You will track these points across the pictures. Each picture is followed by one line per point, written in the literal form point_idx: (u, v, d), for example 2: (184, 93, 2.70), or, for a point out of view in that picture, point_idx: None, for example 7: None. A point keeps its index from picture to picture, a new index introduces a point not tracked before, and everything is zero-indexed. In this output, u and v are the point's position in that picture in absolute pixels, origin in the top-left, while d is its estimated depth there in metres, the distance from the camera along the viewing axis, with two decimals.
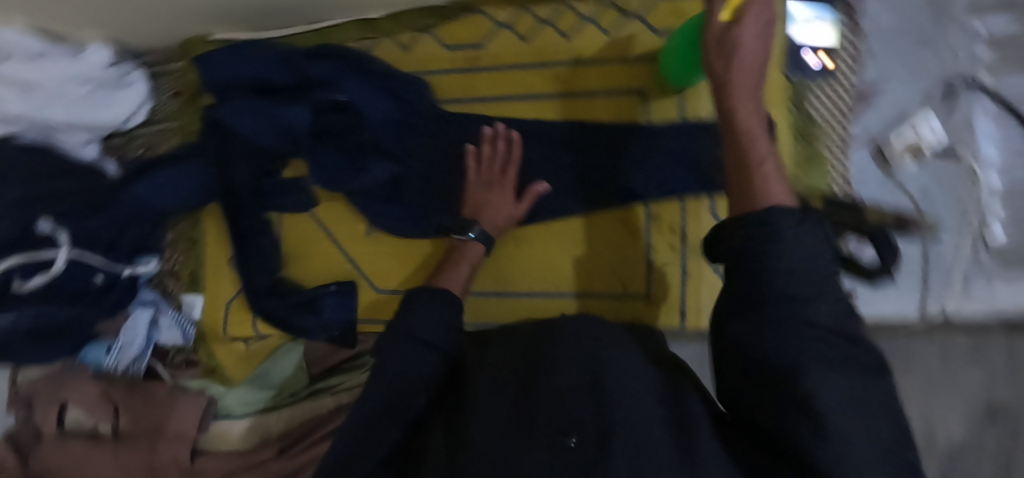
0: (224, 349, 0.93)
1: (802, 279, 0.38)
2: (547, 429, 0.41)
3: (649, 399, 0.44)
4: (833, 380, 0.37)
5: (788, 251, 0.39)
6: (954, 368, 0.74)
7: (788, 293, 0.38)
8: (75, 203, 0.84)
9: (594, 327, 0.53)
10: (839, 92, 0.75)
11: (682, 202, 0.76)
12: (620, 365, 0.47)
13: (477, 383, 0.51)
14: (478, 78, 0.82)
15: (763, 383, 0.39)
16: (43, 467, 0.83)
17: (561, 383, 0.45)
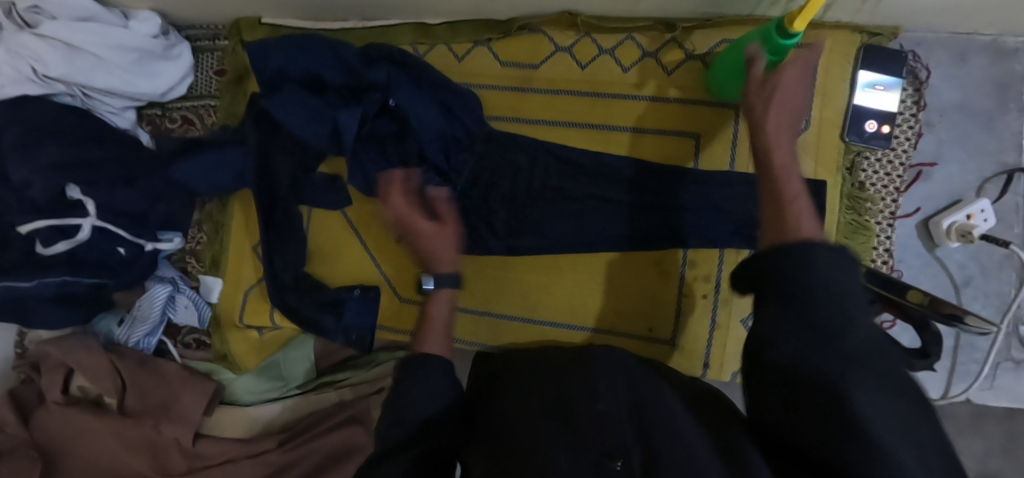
0: (238, 336, 0.89)
1: (831, 302, 0.40)
2: (595, 452, 0.43)
3: (688, 424, 0.46)
4: (877, 400, 0.36)
5: (821, 279, 0.41)
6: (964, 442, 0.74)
7: (823, 312, 0.40)
8: (106, 174, 0.82)
9: (625, 358, 0.54)
10: (895, 162, 0.73)
11: (721, 251, 0.76)
12: (658, 399, 0.49)
13: (514, 394, 0.53)
14: (529, 100, 0.80)
15: (798, 392, 0.39)
16: (45, 431, 0.85)
17: (602, 409, 0.46)
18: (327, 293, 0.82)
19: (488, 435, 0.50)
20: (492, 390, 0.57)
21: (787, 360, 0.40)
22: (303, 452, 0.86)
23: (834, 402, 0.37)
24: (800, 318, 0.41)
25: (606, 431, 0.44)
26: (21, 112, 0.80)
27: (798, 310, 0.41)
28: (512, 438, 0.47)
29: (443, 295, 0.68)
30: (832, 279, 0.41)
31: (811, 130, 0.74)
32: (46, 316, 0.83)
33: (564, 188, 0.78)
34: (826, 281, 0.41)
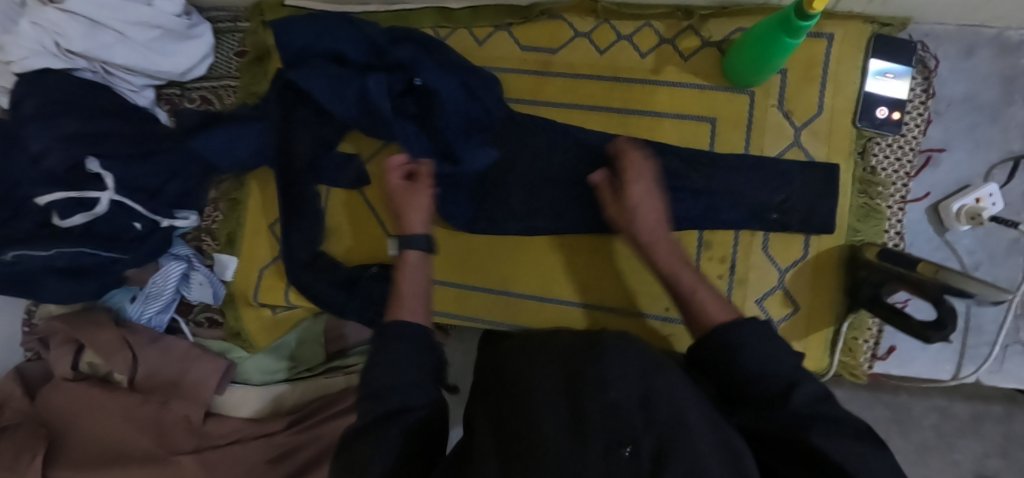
0: (252, 314, 0.89)
1: (772, 365, 0.55)
2: (604, 439, 0.44)
3: (694, 415, 0.48)
4: (830, 437, 0.50)
5: (761, 354, 0.56)
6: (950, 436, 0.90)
7: (763, 380, 0.55)
8: (122, 146, 0.81)
9: (634, 340, 0.54)
10: (906, 148, 0.75)
11: (736, 233, 0.77)
12: (668, 389, 0.49)
13: (523, 370, 0.53)
14: (549, 83, 0.82)
15: (778, 435, 0.52)
16: (50, 408, 0.83)
17: (614, 398, 0.46)
18: (343, 272, 0.83)
19: (494, 418, 0.50)
20: (500, 370, 0.56)
21: (773, 420, 0.53)
22: (309, 436, 0.86)
23: (804, 445, 0.51)
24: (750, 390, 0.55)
25: (617, 420, 0.45)
26: (41, 84, 0.80)
27: (744, 383, 0.56)
28: (521, 420, 0.47)
29: (410, 258, 0.72)
30: (765, 353, 0.56)
31: (823, 117, 0.76)
32: (55, 289, 0.82)
33: (581, 171, 0.79)
34: (767, 350, 0.56)
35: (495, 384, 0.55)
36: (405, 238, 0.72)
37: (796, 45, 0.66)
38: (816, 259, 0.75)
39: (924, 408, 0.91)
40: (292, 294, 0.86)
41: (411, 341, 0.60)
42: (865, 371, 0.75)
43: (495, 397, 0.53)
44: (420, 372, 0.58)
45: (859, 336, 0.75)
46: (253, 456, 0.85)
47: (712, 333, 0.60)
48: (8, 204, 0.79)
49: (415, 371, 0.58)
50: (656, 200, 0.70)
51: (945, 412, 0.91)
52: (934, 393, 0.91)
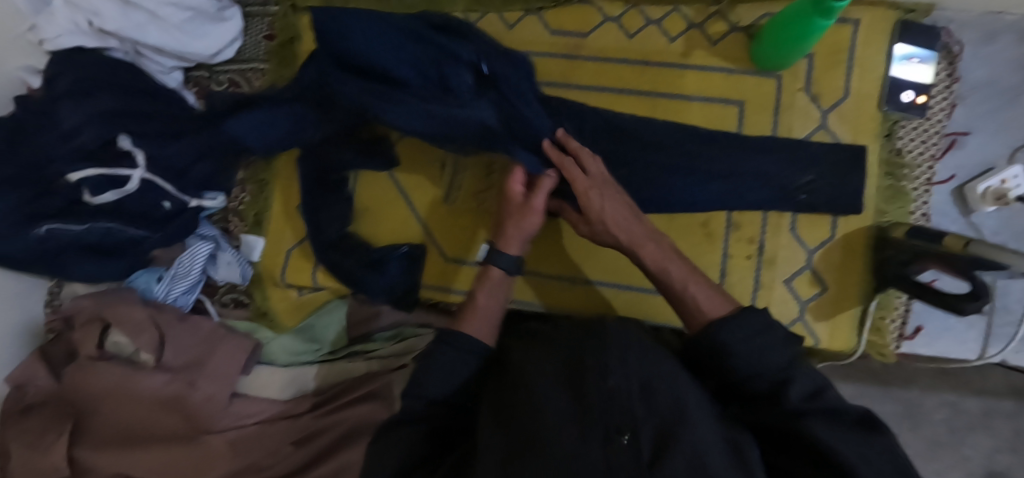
0: (278, 294, 0.91)
1: (770, 359, 0.54)
2: (604, 427, 0.46)
3: (693, 405, 0.50)
4: (831, 431, 0.50)
5: (755, 351, 0.54)
6: (960, 431, 0.91)
7: (759, 376, 0.54)
8: (158, 126, 0.82)
9: (635, 336, 0.56)
10: (930, 131, 0.77)
11: (765, 214, 0.78)
12: (668, 379, 0.51)
13: (527, 366, 0.55)
14: (579, 66, 0.83)
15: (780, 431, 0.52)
16: (73, 384, 0.82)
17: (613, 385, 0.49)
18: (371, 252, 0.83)
19: (500, 410, 0.53)
20: (506, 367, 0.59)
21: (771, 412, 0.53)
22: (330, 421, 0.85)
23: (804, 437, 0.50)
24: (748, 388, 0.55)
25: (615, 408, 0.47)
26: (75, 62, 0.80)
27: (740, 378, 0.55)
28: (523, 411, 0.50)
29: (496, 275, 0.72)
30: (760, 348, 0.54)
31: (850, 101, 0.77)
32: (83, 269, 0.83)
33: (611, 151, 0.79)
34: (767, 346, 0.55)
35: (502, 379, 0.57)
36: (498, 253, 0.73)
37: (825, 28, 0.67)
38: (844, 240, 0.76)
39: (935, 402, 0.92)
40: (320, 273, 0.88)
41: (442, 343, 0.63)
42: (892, 351, 0.76)
43: (497, 393, 0.55)
44: (451, 373, 0.61)
45: (887, 315, 0.76)
46: (278, 437, 0.84)
47: (701, 330, 0.57)
48: (40, 181, 0.78)
49: (448, 375, 0.61)
50: (615, 200, 0.70)
51: (956, 408, 0.92)
52: (947, 388, 0.92)
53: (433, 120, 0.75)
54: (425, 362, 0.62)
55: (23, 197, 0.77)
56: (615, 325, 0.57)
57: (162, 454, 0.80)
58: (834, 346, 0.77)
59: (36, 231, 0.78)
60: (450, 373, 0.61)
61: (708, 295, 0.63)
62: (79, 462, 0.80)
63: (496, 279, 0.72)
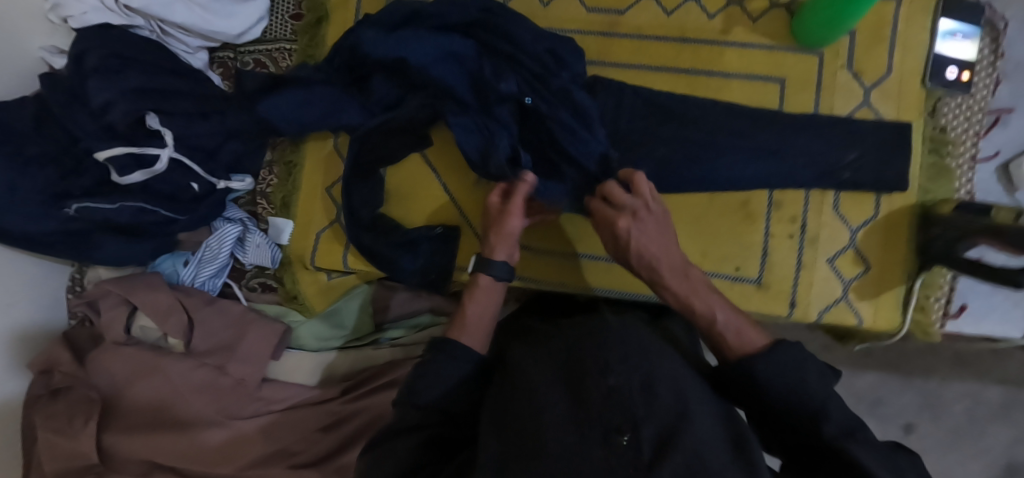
0: (308, 278, 0.88)
1: (794, 380, 0.50)
2: (602, 427, 0.43)
3: (703, 407, 0.47)
4: (867, 451, 0.46)
5: (783, 375, 0.50)
6: (982, 420, 0.97)
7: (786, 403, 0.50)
8: (184, 105, 0.81)
9: (641, 334, 0.54)
10: (974, 108, 0.76)
11: (807, 193, 0.76)
12: (673, 377, 0.48)
13: (526, 368, 0.53)
14: (616, 44, 0.82)
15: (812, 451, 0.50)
16: (99, 368, 0.82)
17: (613, 384, 0.46)
18: (405, 232, 0.81)
19: (497, 412, 0.50)
20: (505, 366, 0.56)
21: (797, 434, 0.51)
22: (357, 407, 0.84)
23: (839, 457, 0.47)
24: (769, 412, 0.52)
25: (616, 405, 0.45)
26: (101, 38, 0.79)
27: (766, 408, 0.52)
28: (521, 411, 0.48)
29: (487, 283, 0.65)
30: (785, 369, 0.51)
31: (892, 78, 0.76)
32: (108, 250, 0.81)
33: (651, 128, 0.78)
34: (789, 365, 0.51)
35: (501, 379, 0.55)
36: (488, 262, 0.65)
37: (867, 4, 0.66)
38: (887, 217, 0.75)
39: (956, 394, 0.98)
40: (351, 258, 0.84)
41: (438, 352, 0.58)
42: (937, 330, 0.76)
43: (496, 394, 0.53)
44: (450, 379, 0.56)
45: (932, 294, 0.75)
46: (307, 422, 0.83)
47: (735, 361, 0.53)
48: (63, 160, 0.78)
49: (446, 380, 0.56)
50: (656, 226, 0.60)
51: (976, 398, 0.97)
52: (968, 378, 0.98)
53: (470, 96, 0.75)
54: (424, 368, 0.58)
55: (50, 177, 0.77)
56: (618, 325, 0.55)
57: (190, 440, 0.79)
58: (878, 325, 0.76)
59: (67, 210, 0.77)
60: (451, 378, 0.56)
61: (734, 315, 0.56)
62: (107, 448, 0.79)
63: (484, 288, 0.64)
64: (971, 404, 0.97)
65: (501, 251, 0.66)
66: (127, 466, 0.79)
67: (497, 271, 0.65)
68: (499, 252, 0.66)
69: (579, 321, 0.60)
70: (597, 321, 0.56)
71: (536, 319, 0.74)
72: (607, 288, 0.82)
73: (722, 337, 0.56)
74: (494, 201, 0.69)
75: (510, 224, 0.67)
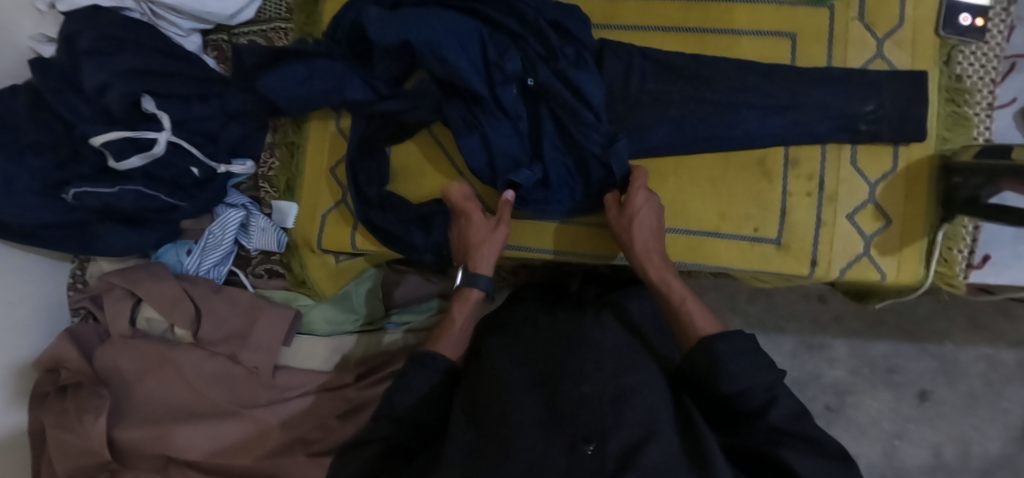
0: (317, 261, 0.85)
1: (744, 367, 0.53)
2: (569, 437, 0.48)
3: (666, 417, 0.52)
4: (801, 453, 0.49)
5: (747, 373, 0.53)
6: (997, 383, 0.96)
7: (733, 402, 0.53)
8: (180, 87, 0.78)
9: (613, 344, 0.60)
10: (989, 54, 0.74)
11: (823, 149, 0.75)
12: (643, 391, 0.53)
13: (504, 373, 0.57)
14: (622, 6, 0.80)
15: (756, 441, 0.52)
16: (106, 363, 0.80)
17: (585, 392, 0.52)
18: (416, 208, 0.78)
19: (472, 415, 0.54)
20: (482, 367, 0.60)
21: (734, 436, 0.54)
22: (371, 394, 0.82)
23: (777, 462, 0.50)
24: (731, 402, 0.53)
25: (585, 417, 0.49)
26: (90, 19, 0.76)
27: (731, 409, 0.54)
28: (496, 415, 0.52)
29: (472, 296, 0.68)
30: (750, 363, 0.53)
31: (906, 27, 0.74)
32: (113, 240, 0.79)
33: (662, 91, 0.76)
34: (736, 356, 0.53)
35: (478, 380, 0.59)
36: (475, 276, 0.69)
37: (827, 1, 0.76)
38: (906, 171, 0.74)
39: (971, 358, 0.97)
40: (359, 237, 0.82)
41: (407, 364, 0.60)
42: (962, 281, 0.74)
43: (471, 398, 0.56)
44: (426, 384, 0.58)
45: (955, 246, 0.74)
46: (325, 409, 0.81)
47: (695, 346, 0.56)
48: (61, 147, 0.76)
49: (418, 390, 0.58)
50: (652, 209, 0.69)
51: (991, 360, 0.96)
52: (980, 341, 0.97)
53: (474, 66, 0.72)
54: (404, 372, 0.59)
55: (48, 165, 0.75)
56: (593, 335, 0.61)
57: (203, 431, 0.77)
58: (902, 280, 0.75)
59: (64, 196, 0.75)
60: (426, 381, 0.58)
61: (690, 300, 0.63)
62: (116, 442, 0.76)
63: (467, 304, 0.67)
64: (985, 367, 0.97)
65: (485, 267, 0.69)
66: (140, 460, 0.77)
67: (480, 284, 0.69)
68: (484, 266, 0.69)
69: (556, 325, 0.64)
70: (574, 331, 0.62)
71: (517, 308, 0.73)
72: (600, 254, 0.80)
73: (680, 318, 0.61)
74: (479, 222, 0.71)
75: (497, 238, 0.69)
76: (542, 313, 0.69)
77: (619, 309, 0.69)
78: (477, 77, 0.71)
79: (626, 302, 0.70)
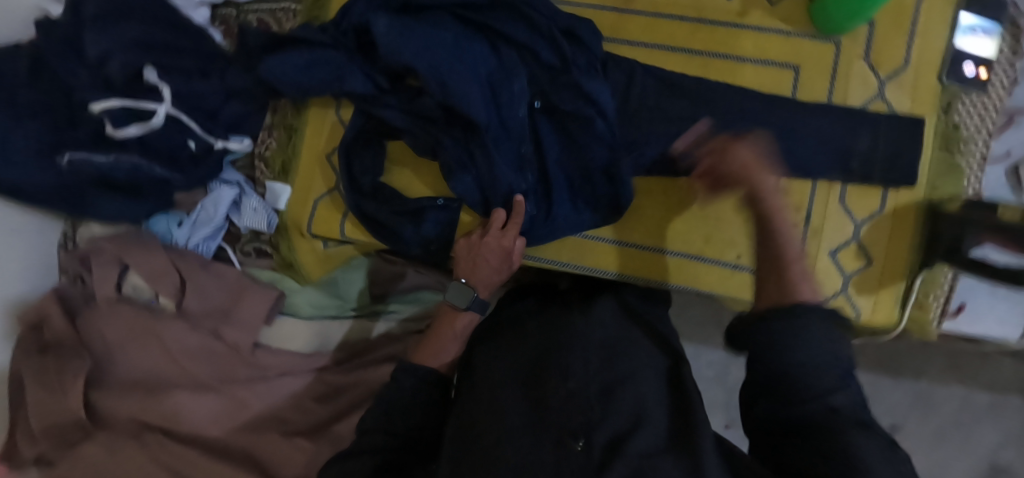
0: (304, 246, 0.84)
1: (816, 347, 0.47)
2: (558, 432, 0.49)
3: (657, 409, 0.54)
4: (856, 437, 0.44)
5: (812, 350, 0.47)
6: (969, 423, 0.98)
7: (793, 375, 0.47)
8: (183, 61, 0.80)
9: (601, 335, 0.62)
10: (988, 106, 0.75)
11: (815, 183, 0.75)
12: (630, 381, 0.55)
13: (493, 379, 0.59)
14: (629, 20, 0.79)
15: (805, 429, 0.46)
16: (90, 325, 0.82)
17: (571, 388, 0.53)
18: (407, 202, 0.78)
19: (464, 417, 0.56)
20: (472, 376, 0.63)
21: (780, 410, 0.48)
22: (352, 379, 0.86)
23: (828, 446, 0.44)
24: (792, 369, 0.47)
25: (572, 413, 0.51)
26: None
27: (786, 383, 0.47)
28: (487, 415, 0.54)
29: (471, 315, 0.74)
30: (823, 329, 0.48)
31: (909, 70, 0.74)
32: (104, 206, 0.80)
33: (660, 108, 0.76)
34: (807, 336, 0.47)
35: (471, 385, 0.61)
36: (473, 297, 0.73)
37: (846, 30, 0.73)
38: (893, 213, 0.75)
39: (946, 396, 0.98)
40: (348, 224, 0.82)
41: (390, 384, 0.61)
42: (935, 328, 0.76)
43: (465, 404, 0.58)
44: (417, 396, 0.61)
45: (932, 292, 0.75)
46: (300, 389, 0.85)
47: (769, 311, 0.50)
48: (60, 110, 0.77)
49: (412, 405, 0.60)
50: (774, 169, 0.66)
51: (966, 400, 0.98)
52: (957, 381, 0.98)
53: (478, 70, 0.72)
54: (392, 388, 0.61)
55: (45, 127, 0.76)
56: (581, 328, 0.62)
57: (185, 402, 0.80)
58: (875, 320, 0.76)
59: (59, 160, 0.77)
60: (416, 388, 0.61)
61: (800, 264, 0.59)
62: (96, 403, 0.80)
63: (466, 326, 0.73)
64: (959, 406, 0.98)
65: (486, 295, 0.75)
66: (117, 423, 0.80)
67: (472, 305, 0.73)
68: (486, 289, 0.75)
69: (546, 321, 0.65)
70: (561, 325, 0.63)
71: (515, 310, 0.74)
72: (585, 265, 0.81)
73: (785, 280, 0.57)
74: (494, 257, 0.73)
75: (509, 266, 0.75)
76: (533, 314, 0.69)
77: (615, 300, 0.71)
78: (477, 79, 0.71)
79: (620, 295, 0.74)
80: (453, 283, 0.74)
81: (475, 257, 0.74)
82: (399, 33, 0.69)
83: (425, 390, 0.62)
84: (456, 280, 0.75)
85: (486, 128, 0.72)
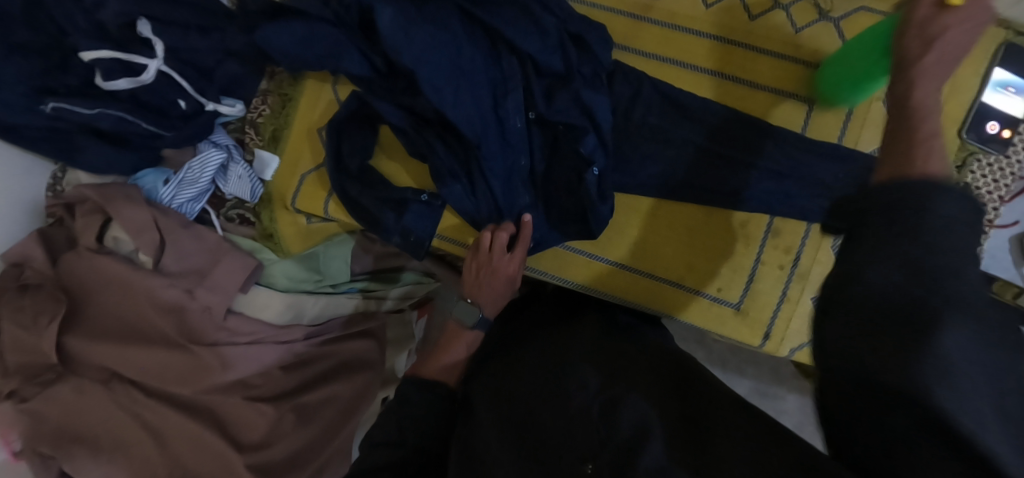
0: (287, 219, 0.85)
1: (949, 213, 0.34)
2: (568, 461, 0.47)
3: (658, 414, 0.50)
4: (965, 336, 0.32)
5: (954, 217, 0.34)
6: None
7: (915, 255, 0.33)
8: (178, 15, 0.77)
9: (601, 358, 0.61)
10: (1005, 167, 0.71)
11: (809, 226, 0.73)
12: (631, 393, 0.53)
13: (493, 405, 0.58)
14: (644, 29, 0.75)
15: (901, 315, 0.33)
16: (71, 270, 0.83)
17: (575, 410, 0.52)
18: (392, 191, 0.77)
19: (464, 451, 0.54)
20: (471, 405, 0.61)
21: (876, 286, 0.34)
22: (327, 351, 0.91)
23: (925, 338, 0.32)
24: (916, 244, 0.33)
25: (574, 441, 0.49)
26: None
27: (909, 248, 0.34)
28: (492, 449, 0.52)
29: (474, 335, 0.74)
30: (968, 219, 0.34)
31: None
32: (91, 154, 0.80)
33: (662, 129, 0.73)
34: (950, 205, 0.34)
35: (471, 413, 0.60)
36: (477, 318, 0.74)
37: (880, 72, 0.62)
38: None
39: None
40: (331, 204, 0.82)
41: (393, 405, 0.62)
42: None
43: (466, 432, 0.57)
44: (424, 414, 0.61)
45: None
46: (269, 358, 0.87)
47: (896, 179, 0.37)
48: (52, 54, 0.76)
49: (422, 423, 0.60)
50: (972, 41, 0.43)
51: None
52: None
53: (480, 66, 0.71)
54: (396, 403, 0.63)
55: (35, 68, 0.75)
56: (576, 356, 0.61)
57: (154, 356, 0.82)
58: None
59: (44, 108, 0.76)
60: (422, 398, 0.63)
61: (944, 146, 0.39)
62: (71, 348, 0.82)
63: (471, 343, 0.74)
64: None
65: (493, 315, 0.76)
66: (90, 368, 0.83)
67: (476, 324, 0.74)
68: (483, 303, 0.74)
69: (546, 348, 0.65)
70: (559, 355, 0.63)
71: (517, 331, 0.74)
72: (569, 279, 0.79)
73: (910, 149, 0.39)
74: (499, 284, 0.74)
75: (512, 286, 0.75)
76: (532, 340, 0.69)
77: (600, 327, 0.70)
78: (472, 80, 0.70)
79: (597, 316, 0.74)
80: (461, 302, 0.75)
81: (478, 277, 0.75)
82: (403, 30, 0.67)
83: (433, 417, 0.62)
84: (462, 299, 0.76)
85: (478, 128, 0.70)
